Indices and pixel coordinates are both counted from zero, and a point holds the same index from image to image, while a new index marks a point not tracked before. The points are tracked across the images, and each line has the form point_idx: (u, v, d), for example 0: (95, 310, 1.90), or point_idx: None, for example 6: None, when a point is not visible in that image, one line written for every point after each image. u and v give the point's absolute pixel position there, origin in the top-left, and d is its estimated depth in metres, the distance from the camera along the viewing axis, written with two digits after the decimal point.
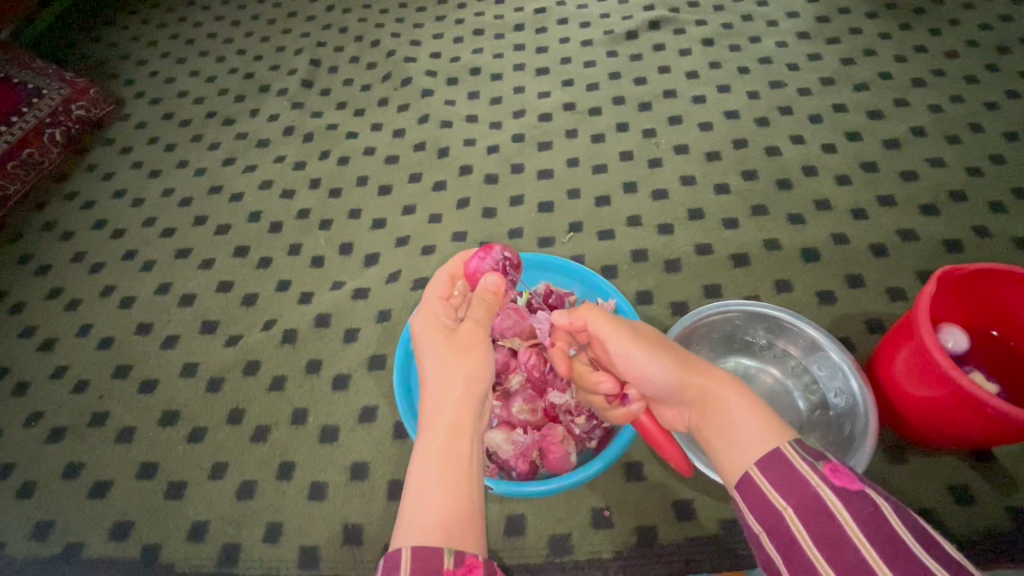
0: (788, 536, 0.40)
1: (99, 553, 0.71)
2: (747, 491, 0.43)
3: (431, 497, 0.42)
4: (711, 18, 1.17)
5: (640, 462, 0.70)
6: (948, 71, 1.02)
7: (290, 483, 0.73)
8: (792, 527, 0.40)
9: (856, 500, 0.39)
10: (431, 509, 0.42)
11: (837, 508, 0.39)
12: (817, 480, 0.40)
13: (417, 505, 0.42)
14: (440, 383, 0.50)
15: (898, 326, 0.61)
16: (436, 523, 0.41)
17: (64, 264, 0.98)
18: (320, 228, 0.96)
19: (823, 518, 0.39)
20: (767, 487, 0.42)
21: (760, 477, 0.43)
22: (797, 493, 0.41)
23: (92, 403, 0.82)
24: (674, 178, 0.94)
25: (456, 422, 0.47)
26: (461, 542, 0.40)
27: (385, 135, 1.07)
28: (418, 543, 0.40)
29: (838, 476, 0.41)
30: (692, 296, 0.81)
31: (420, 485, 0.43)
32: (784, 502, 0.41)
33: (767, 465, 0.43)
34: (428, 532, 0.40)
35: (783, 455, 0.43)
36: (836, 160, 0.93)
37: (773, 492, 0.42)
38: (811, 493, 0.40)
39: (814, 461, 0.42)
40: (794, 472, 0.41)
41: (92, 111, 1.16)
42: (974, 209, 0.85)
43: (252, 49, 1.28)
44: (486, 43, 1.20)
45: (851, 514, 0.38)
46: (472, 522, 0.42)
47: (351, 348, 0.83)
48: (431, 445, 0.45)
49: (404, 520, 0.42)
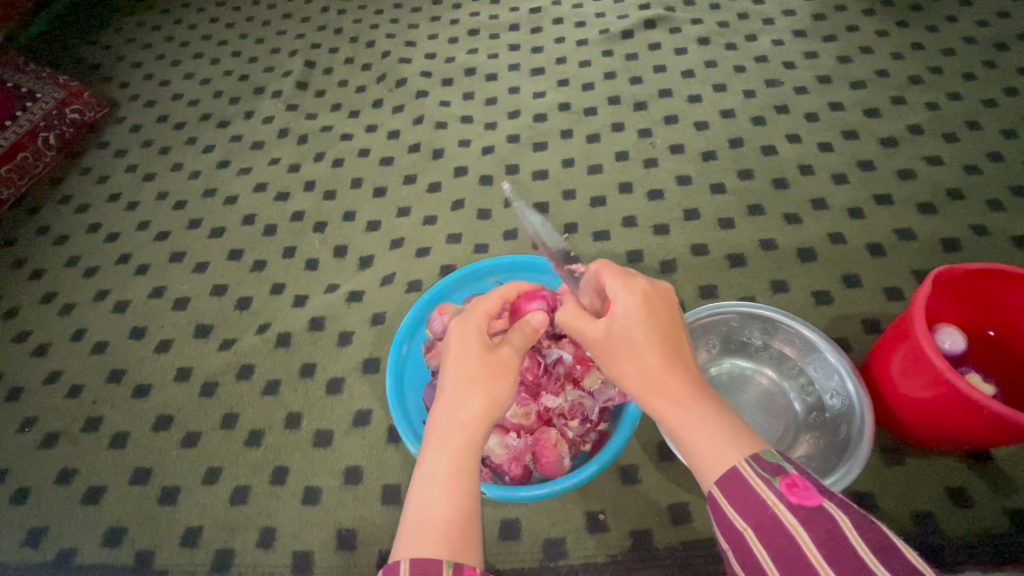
0: (751, 556, 0.40)
1: (91, 560, 0.70)
2: (712, 511, 0.42)
3: (435, 508, 0.42)
4: (707, 17, 1.16)
5: (635, 465, 0.69)
6: (944, 69, 1.01)
7: (284, 488, 0.73)
8: (754, 548, 0.39)
9: (811, 518, 0.38)
10: (432, 519, 0.42)
11: (794, 528, 0.38)
12: (773, 499, 0.39)
13: (420, 514, 0.42)
14: (455, 396, 0.48)
15: (895, 327, 0.61)
16: (438, 533, 0.41)
17: (59, 268, 0.97)
18: (315, 231, 0.96)
19: (782, 539, 0.38)
20: (727, 508, 0.40)
21: (720, 498, 0.41)
22: (755, 514, 0.39)
23: (86, 408, 0.82)
24: (670, 178, 0.93)
25: (467, 436, 0.46)
26: (463, 556, 0.40)
27: (380, 136, 1.07)
28: (417, 554, 0.40)
29: (794, 492, 0.39)
30: (688, 297, 0.81)
31: (426, 496, 0.43)
32: (744, 523, 0.40)
33: (727, 486, 0.40)
34: (428, 543, 0.40)
35: (739, 474, 0.40)
36: (833, 158, 0.92)
37: (733, 513, 0.40)
38: (768, 513, 0.39)
39: (770, 477, 0.40)
40: (750, 492, 0.40)
41: (86, 114, 1.16)
42: (971, 207, 0.84)
43: (247, 51, 1.28)
44: (481, 43, 1.19)
45: (808, 533, 0.37)
46: (472, 537, 0.42)
47: (346, 352, 0.83)
48: (440, 455, 0.45)
49: (406, 526, 0.42)
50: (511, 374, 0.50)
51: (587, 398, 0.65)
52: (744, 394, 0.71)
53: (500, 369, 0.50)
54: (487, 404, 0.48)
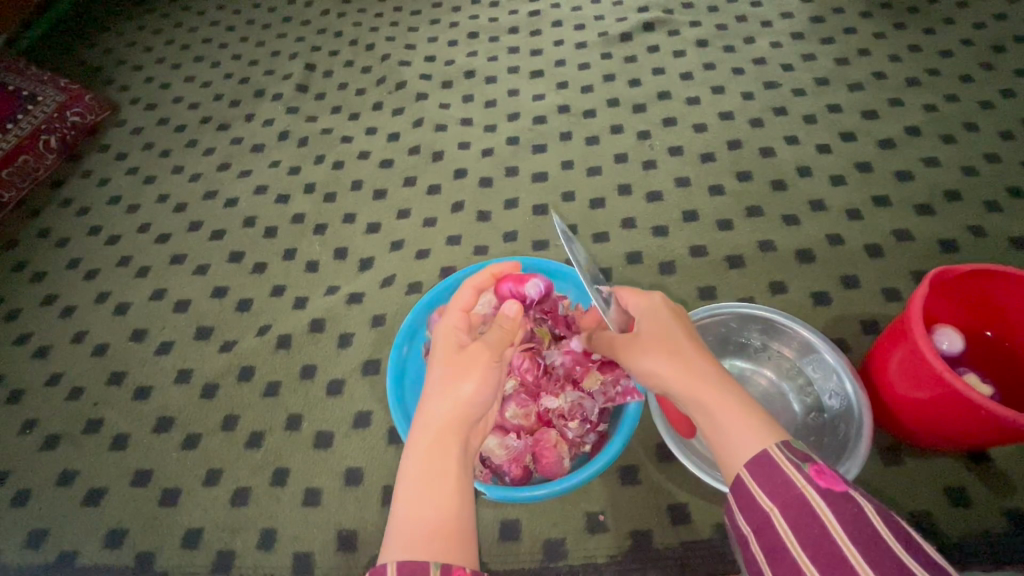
0: (775, 537, 0.39)
1: (92, 561, 0.70)
2: (738, 496, 0.42)
3: (415, 510, 0.42)
4: (705, 20, 1.17)
5: (635, 466, 0.70)
6: (941, 71, 1.02)
7: (285, 490, 0.73)
8: (778, 529, 0.39)
9: (839, 500, 0.38)
10: (413, 522, 0.42)
11: (820, 508, 0.38)
12: (802, 481, 0.39)
13: (401, 519, 0.42)
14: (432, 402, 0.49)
15: (892, 327, 0.61)
16: (420, 536, 0.41)
17: (60, 270, 0.98)
18: (315, 233, 0.96)
19: (807, 518, 0.38)
20: (756, 489, 0.41)
21: (749, 481, 0.42)
22: (782, 494, 0.40)
23: (87, 410, 0.82)
24: (669, 180, 0.94)
25: (442, 436, 0.47)
26: (448, 556, 0.40)
27: (380, 138, 1.07)
28: (403, 557, 0.39)
29: (822, 477, 0.39)
30: (687, 298, 0.81)
31: (405, 500, 0.43)
32: (771, 504, 0.40)
33: (756, 469, 0.42)
34: (411, 545, 0.40)
35: (768, 458, 0.42)
36: (831, 160, 0.93)
37: (761, 496, 0.41)
38: (795, 494, 0.39)
39: (799, 461, 0.41)
40: (780, 474, 0.41)
41: (88, 117, 1.16)
42: (968, 209, 0.85)
43: (247, 54, 1.28)
44: (480, 46, 1.20)
45: (834, 514, 0.37)
46: (459, 541, 0.41)
47: (346, 353, 0.83)
48: (417, 459, 0.46)
49: (389, 535, 0.42)
50: (480, 371, 0.51)
51: (587, 399, 0.65)
52: None
53: (467, 367, 0.51)
54: (458, 403, 0.49)
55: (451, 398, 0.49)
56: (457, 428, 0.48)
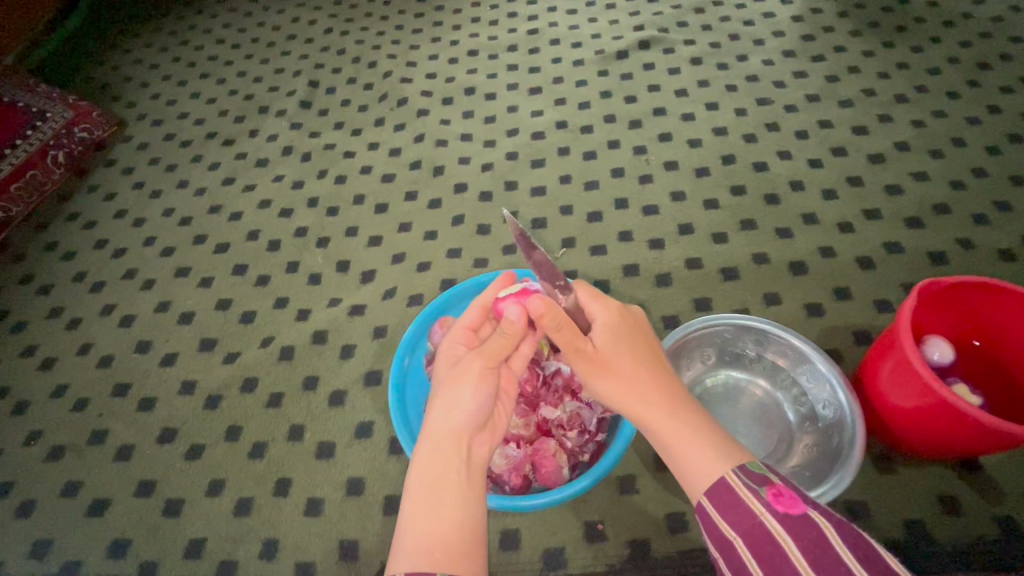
0: (739, 563, 0.41)
1: (96, 572, 0.71)
2: (703, 523, 0.44)
3: (421, 524, 0.44)
4: (699, 38, 1.20)
5: (632, 475, 0.71)
6: (929, 87, 1.04)
7: (287, 500, 0.74)
8: (742, 555, 0.41)
9: (797, 525, 0.39)
10: (420, 535, 0.43)
11: (781, 535, 0.39)
12: (761, 508, 0.41)
13: (406, 533, 0.44)
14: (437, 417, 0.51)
15: (883, 338, 0.63)
16: (422, 546, 0.43)
17: (66, 283, 0.99)
18: (318, 246, 0.98)
19: (769, 546, 0.39)
20: (718, 517, 0.43)
21: (710, 509, 0.43)
22: (743, 522, 0.41)
23: (92, 421, 0.83)
24: (664, 194, 0.96)
25: (442, 446, 0.49)
26: (452, 565, 0.42)
27: (382, 153, 1.09)
28: (410, 567, 0.42)
29: (779, 501, 0.41)
30: (683, 309, 0.83)
31: (410, 511, 0.45)
32: (733, 533, 0.42)
33: (715, 496, 0.43)
34: (415, 557, 0.42)
35: (727, 484, 0.43)
36: (823, 175, 0.95)
37: (723, 523, 0.42)
38: (756, 522, 0.41)
39: (756, 487, 0.42)
40: (739, 501, 0.42)
41: (95, 132, 1.18)
42: (957, 221, 0.87)
43: (252, 70, 1.31)
44: (480, 63, 1.23)
45: (794, 540, 0.39)
46: (465, 550, 0.43)
47: (349, 364, 0.84)
48: (419, 471, 0.48)
49: (396, 546, 0.44)
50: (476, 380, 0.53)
51: (585, 408, 0.67)
52: (738, 404, 0.73)
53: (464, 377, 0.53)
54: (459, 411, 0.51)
55: (452, 405, 0.51)
56: (459, 434, 0.50)
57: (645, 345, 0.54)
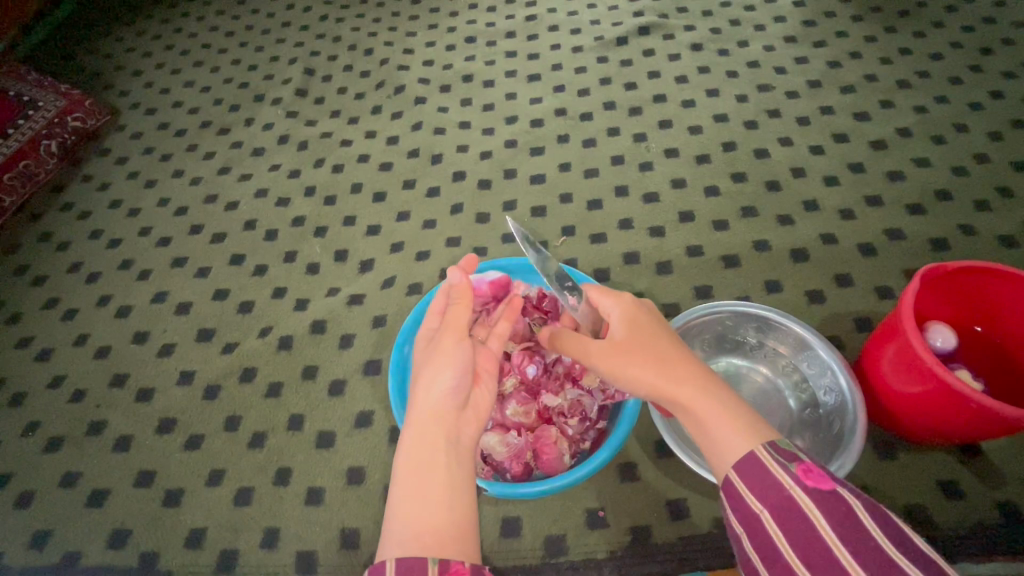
0: (767, 539, 0.41)
1: (96, 562, 0.71)
2: (728, 496, 0.44)
3: (410, 513, 0.44)
4: (700, 24, 1.18)
5: (634, 463, 0.70)
6: (932, 73, 1.04)
7: (287, 489, 0.74)
8: (769, 531, 0.40)
9: (826, 500, 0.39)
10: (410, 522, 0.44)
11: (808, 508, 0.39)
12: (790, 482, 0.41)
13: (393, 523, 0.44)
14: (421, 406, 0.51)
15: (885, 323, 0.62)
16: (411, 533, 0.43)
17: (61, 274, 0.98)
18: (315, 235, 0.97)
19: (796, 518, 0.39)
20: (745, 491, 0.43)
21: (736, 481, 0.43)
22: (772, 496, 0.41)
23: (90, 412, 0.83)
24: (664, 181, 0.95)
25: (425, 435, 0.49)
26: (443, 550, 0.42)
27: (380, 142, 1.08)
28: (401, 554, 0.42)
29: (809, 477, 0.41)
30: (684, 297, 0.82)
31: (399, 501, 0.45)
32: (760, 505, 0.42)
33: (743, 467, 0.43)
34: (405, 544, 0.42)
35: (756, 458, 0.43)
36: (824, 161, 0.94)
37: (750, 497, 0.42)
38: (785, 496, 0.40)
39: (786, 461, 0.42)
40: (768, 475, 0.42)
41: (88, 121, 1.16)
42: (959, 208, 0.86)
43: (247, 58, 1.30)
44: (478, 50, 1.21)
45: (823, 514, 0.38)
46: (455, 537, 0.43)
47: (348, 354, 0.84)
48: (402, 460, 0.48)
49: (387, 535, 0.44)
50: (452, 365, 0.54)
51: (586, 396, 0.67)
52: (739, 391, 0.73)
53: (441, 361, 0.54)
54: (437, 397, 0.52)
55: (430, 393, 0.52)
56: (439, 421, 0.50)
57: (653, 324, 0.54)
